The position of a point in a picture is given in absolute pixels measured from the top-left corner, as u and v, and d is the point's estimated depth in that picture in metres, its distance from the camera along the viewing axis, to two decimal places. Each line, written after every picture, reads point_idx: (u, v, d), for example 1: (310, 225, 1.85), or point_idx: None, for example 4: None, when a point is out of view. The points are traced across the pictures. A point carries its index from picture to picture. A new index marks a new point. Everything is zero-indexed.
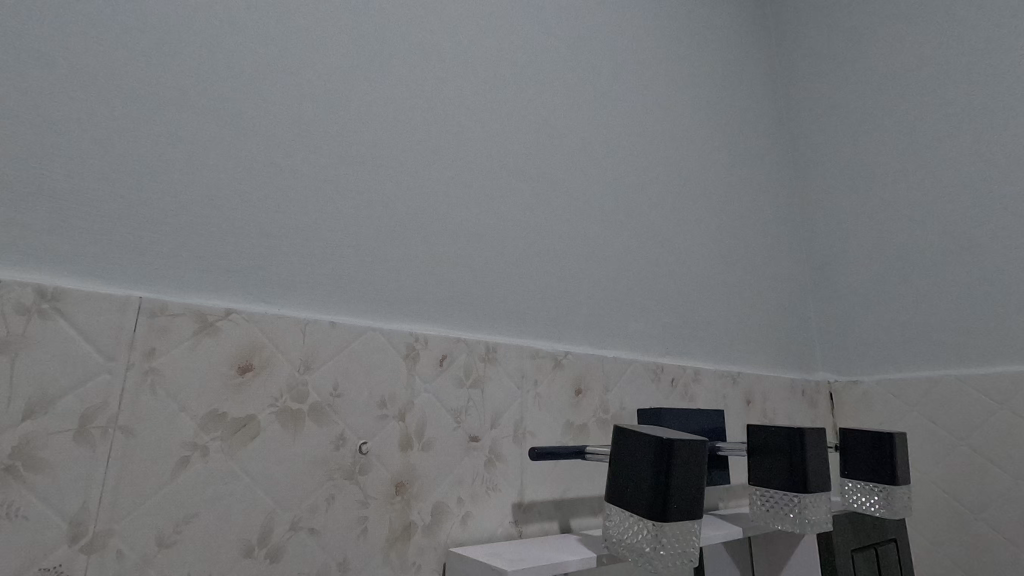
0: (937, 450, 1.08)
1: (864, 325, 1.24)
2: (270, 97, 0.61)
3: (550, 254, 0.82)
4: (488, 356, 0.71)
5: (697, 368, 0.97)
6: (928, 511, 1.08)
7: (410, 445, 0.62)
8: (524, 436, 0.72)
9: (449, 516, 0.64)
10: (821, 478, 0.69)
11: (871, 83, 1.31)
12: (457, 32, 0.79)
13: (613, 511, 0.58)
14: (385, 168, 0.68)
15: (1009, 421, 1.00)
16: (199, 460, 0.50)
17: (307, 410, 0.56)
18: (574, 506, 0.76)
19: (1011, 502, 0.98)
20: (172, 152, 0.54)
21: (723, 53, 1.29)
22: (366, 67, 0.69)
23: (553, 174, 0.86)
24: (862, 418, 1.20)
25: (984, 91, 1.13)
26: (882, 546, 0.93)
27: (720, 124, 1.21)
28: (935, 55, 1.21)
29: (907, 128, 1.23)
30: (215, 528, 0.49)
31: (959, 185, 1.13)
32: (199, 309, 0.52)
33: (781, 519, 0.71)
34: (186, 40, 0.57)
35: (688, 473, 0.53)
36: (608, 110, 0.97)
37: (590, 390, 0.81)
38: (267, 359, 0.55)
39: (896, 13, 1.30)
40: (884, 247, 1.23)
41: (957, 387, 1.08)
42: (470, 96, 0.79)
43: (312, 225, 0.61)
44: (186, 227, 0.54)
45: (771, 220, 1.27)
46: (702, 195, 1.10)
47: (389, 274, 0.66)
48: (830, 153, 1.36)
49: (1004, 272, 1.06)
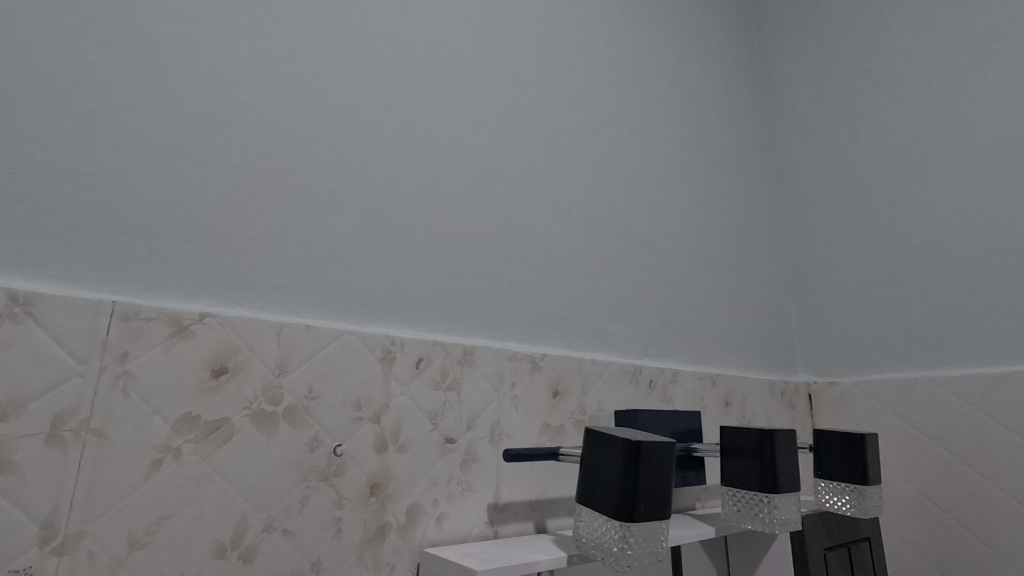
0: (912, 451, 1.10)
1: (842, 328, 1.26)
2: (245, 101, 0.62)
3: (529, 257, 0.83)
4: (464, 358, 0.72)
5: (675, 370, 0.98)
6: (903, 511, 1.10)
7: (385, 446, 0.63)
8: (501, 438, 0.73)
9: (424, 517, 0.65)
10: (791, 478, 0.71)
11: (850, 89, 1.33)
12: (435, 36, 0.80)
13: (583, 511, 0.59)
14: (362, 172, 0.69)
15: (981, 422, 1.03)
16: (172, 462, 0.50)
17: (282, 412, 0.57)
18: (549, 506, 0.77)
19: (982, 501, 1.01)
20: (148, 157, 0.55)
21: (703, 58, 1.31)
22: (343, 72, 0.70)
23: (533, 179, 0.87)
24: (840, 419, 1.22)
25: (959, 97, 1.15)
26: (855, 545, 0.94)
27: (700, 128, 1.23)
28: (912, 61, 1.24)
29: (885, 132, 1.25)
30: (188, 530, 0.50)
31: (934, 190, 1.15)
32: (173, 313, 0.53)
33: (751, 519, 0.72)
34: (161, 46, 0.57)
35: (656, 475, 0.54)
36: (587, 115, 0.98)
37: (568, 392, 0.82)
38: (242, 362, 0.56)
39: (874, 20, 1.32)
40: (863, 251, 1.25)
41: (931, 388, 1.10)
42: (447, 100, 0.79)
43: (289, 230, 0.62)
44: (161, 232, 0.54)
45: (751, 223, 1.29)
46: (681, 199, 1.12)
47: (365, 278, 0.67)
48: (810, 157, 1.38)
49: (977, 275, 1.08)
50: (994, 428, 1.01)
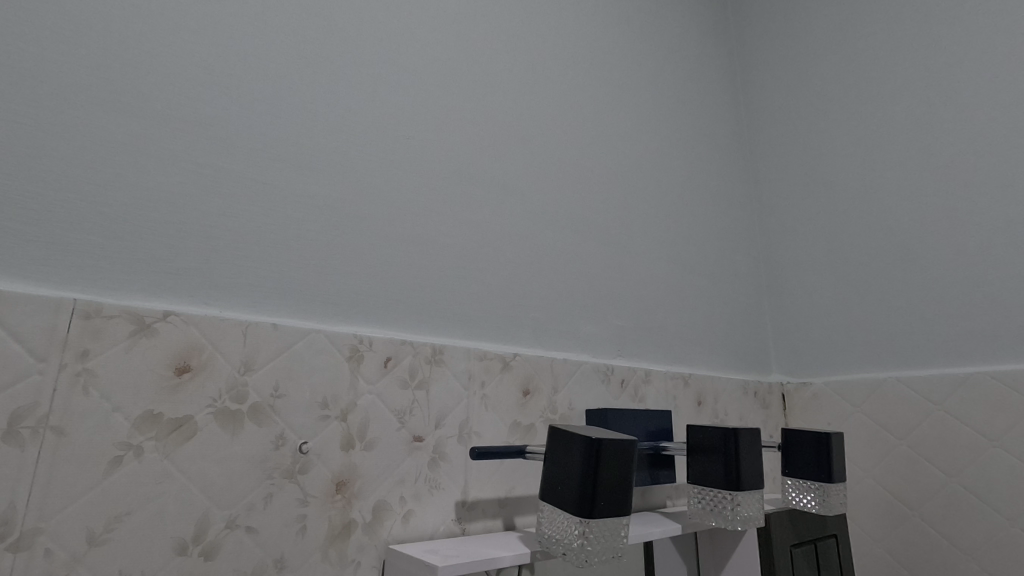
0: (879, 450, 1.13)
1: (815, 328, 1.28)
2: (213, 100, 0.62)
3: (502, 257, 0.84)
4: (434, 358, 0.73)
5: (647, 369, 0.99)
6: (871, 510, 1.12)
7: (352, 444, 0.64)
8: (470, 436, 0.74)
9: (390, 515, 0.65)
10: (754, 476, 0.72)
11: (824, 95, 1.36)
12: (408, 39, 0.81)
13: (546, 509, 0.60)
14: (333, 171, 0.70)
15: (945, 421, 1.05)
16: (132, 460, 0.51)
17: (246, 410, 0.57)
18: (518, 504, 0.78)
19: (946, 499, 1.03)
20: (112, 156, 0.55)
21: (679, 62, 1.33)
22: (316, 73, 0.71)
23: (506, 180, 0.88)
24: (812, 419, 1.24)
25: (927, 104, 1.18)
26: (822, 542, 0.96)
27: (675, 130, 1.25)
28: (884, 68, 1.26)
29: (859, 137, 1.27)
30: (147, 527, 0.50)
31: (904, 194, 1.18)
32: (136, 311, 0.53)
33: (715, 517, 0.73)
34: (127, 43, 0.58)
35: (616, 472, 0.55)
36: (562, 117, 1.00)
37: (539, 391, 0.83)
38: (206, 360, 0.56)
39: (847, 27, 1.35)
40: (835, 254, 1.27)
41: (898, 389, 1.12)
42: (420, 101, 0.80)
43: (257, 230, 0.62)
44: (123, 231, 0.54)
45: (724, 225, 1.31)
46: (655, 201, 1.13)
47: (334, 277, 0.67)
48: (785, 161, 1.40)
49: (943, 278, 1.10)
50: (958, 428, 1.03)
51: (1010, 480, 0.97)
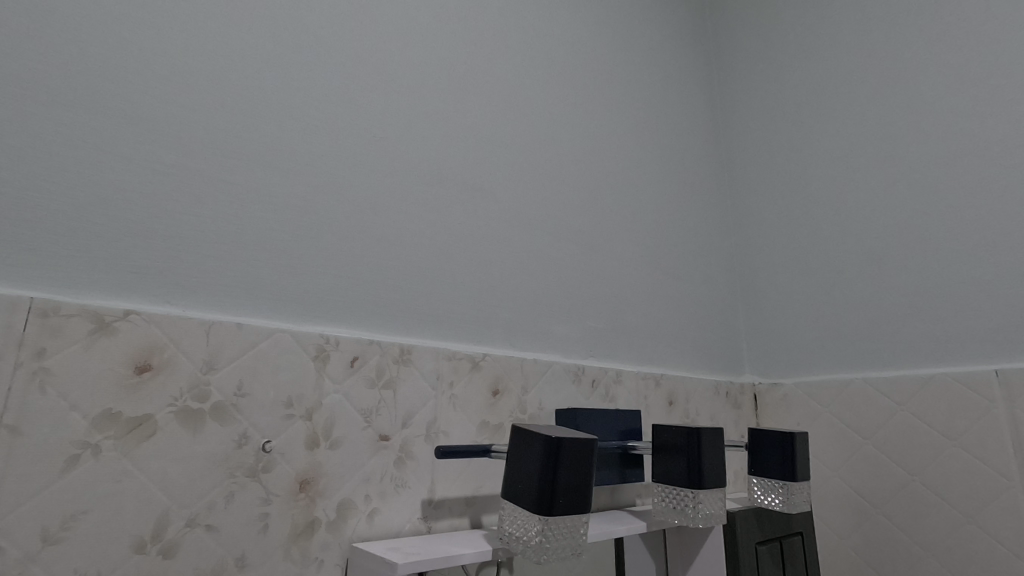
0: (846, 449, 1.15)
1: (787, 330, 1.31)
2: (179, 99, 0.62)
3: (473, 258, 0.85)
4: (402, 357, 0.73)
5: (619, 370, 1.01)
6: (838, 508, 1.14)
7: (317, 443, 0.64)
8: (437, 435, 0.75)
9: (355, 513, 0.66)
10: (716, 474, 0.74)
11: (797, 101, 1.38)
12: (380, 39, 0.81)
13: (507, 507, 0.60)
14: (303, 170, 0.70)
15: (908, 421, 1.08)
16: (89, 459, 0.51)
17: (209, 410, 0.58)
18: (486, 503, 0.78)
19: (909, 497, 1.06)
20: (74, 154, 0.55)
21: (656, 66, 1.35)
22: (286, 73, 0.71)
23: (479, 181, 0.89)
24: (782, 419, 1.27)
25: (896, 110, 1.20)
26: (787, 539, 0.98)
27: (650, 133, 1.26)
28: (855, 76, 1.29)
29: (830, 142, 1.30)
30: (105, 526, 0.50)
31: (873, 199, 1.21)
32: (96, 310, 0.53)
33: (678, 515, 0.75)
34: (92, 41, 0.58)
35: (574, 471, 0.56)
36: (536, 119, 1.01)
37: (508, 391, 0.84)
38: (168, 359, 0.56)
39: (820, 34, 1.38)
40: (806, 256, 1.30)
41: (865, 390, 1.15)
42: (392, 101, 0.81)
43: (222, 229, 0.63)
44: (86, 230, 0.54)
45: (698, 227, 1.33)
46: (629, 203, 1.15)
47: (301, 278, 0.68)
48: (759, 166, 1.43)
49: (909, 281, 1.13)
50: (921, 428, 1.06)
51: (970, 479, 0.99)
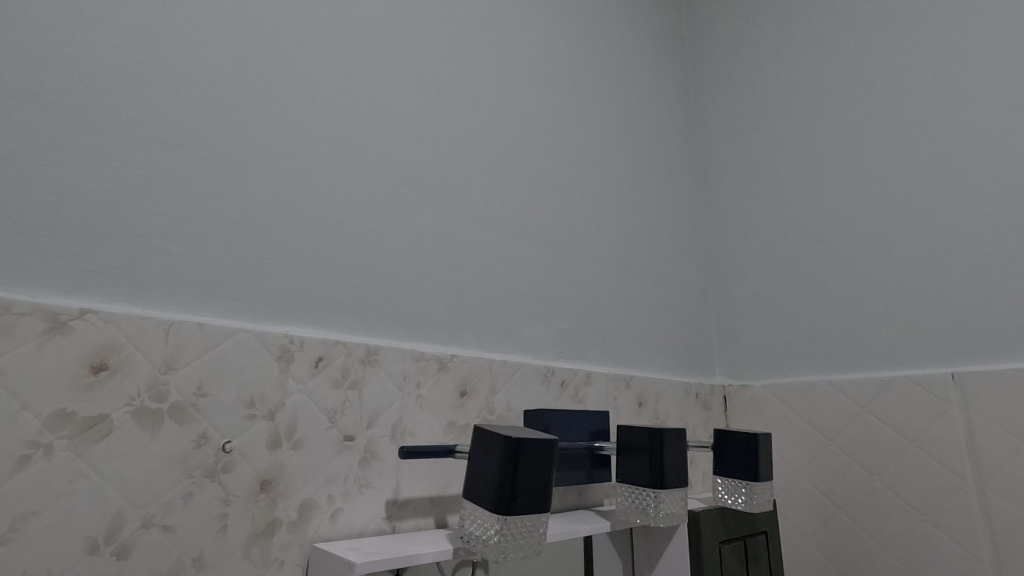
0: (811, 450, 1.18)
1: (757, 333, 1.33)
2: (143, 97, 0.62)
3: (442, 259, 0.86)
4: (368, 358, 0.73)
5: (589, 371, 1.02)
6: (803, 508, 1.17)
7: (279, 444, 0.64)
8: (402, 436, 0.75)
9: (317, 513, 0.66)
10: (678, 475, 0.75)
11: (768, 109, 1.41)
12: (350, 39, 0.82)
13: (468, 508, 0.61)
14: (269, 170, 0.70)
15: (870, 422, 1.11)
16: (41, 459, 0.50)
17: (167, 409, 0.57)
18: (451, 503, 0.79)
19: (869, 497, 1.08)
20: (32, 151, 0.55)
21: (630, 72, 1.37)
22: (255, 73, 0.71)
23: (449, 183, 0.90)
24: (750, 420, 1.29)
25: (862, 118, 1.24)
26: (751, 538, 1.00)
27: (623, 138, 1.28)
28: (823, 85, 1.32)
29: (800, 149, 1.33)
30: (57, 527, 0.50)
31: (840, 206, 1.23)
32: (51, 309, 0.52)
33: (641, 514, 0.76)
34: (50, 37, 0.57)
35: (534, 471, 0.57)
36: (508, 122, 1.02)
37: (476, 391, 0.84)
38: (125, 358, 0.56)
39: (791, 42, 1.41)
40: (775, 260, 1.33)
41: (829, 393, 1.17)
42: (363, 103, 0.81)
43: (184, 229, 0.62)
44: (41, 227, 0.54)
45: (670, 231, 1.36)
46: (600, 207, 1.17)
47: (265, 279, 0.67)
48: (732, 171, 1.46)
49: (872, 285, 1.16)
50: (882, 429, 1.09)
51: (928, 480, 1.02)
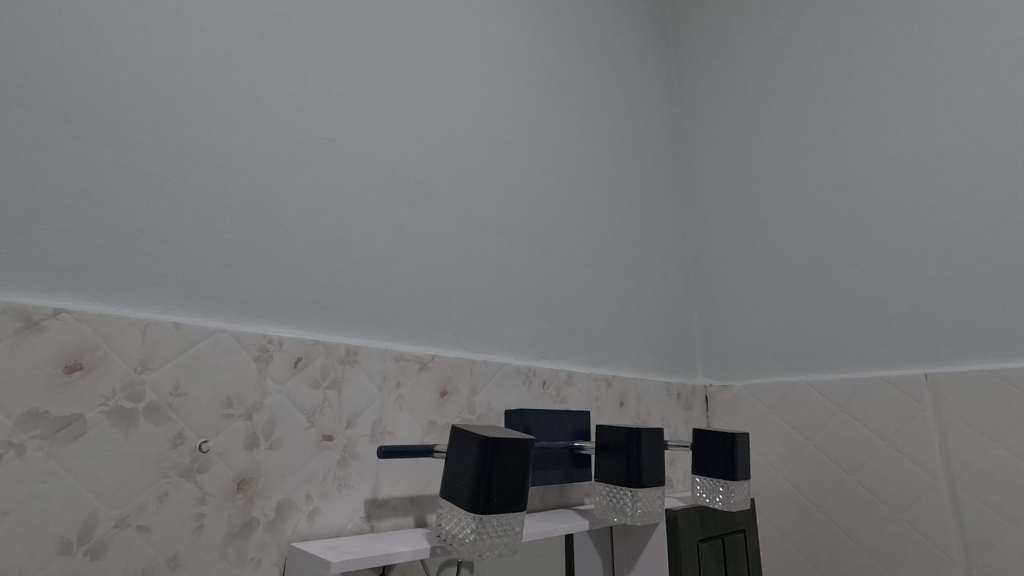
0: (789, 449, 1.20)
1: (738, 334, 1.35)
2: (120, 95, 0.62)
3: (424, 260, 0.86)
4: (348, 358, 0.74)
5: (570, 372, 1.03)
6: (781, 506, 1.19)
7: (256, 444, 0.64)
8: (382, 435, 0.75)
9: (295, 512, 0.66)
10: (655, 474, 0.76)
11: (750, 113, 1.43)
12: (332, 40, 0.82)
13: (445, 508, 0.61)
14: (249, 170, 0.70)
15: (846, 421, 1.13)
16: (13, 458, 0.50)
17: (143, 409, 0.57)
18: (431, 503, 0.79)
19: (844, 496, 1.11)
20: (4, 149, 0.54)
21: (613, 75, 1.39)
22: (234, 72, 0.71)
23: (431, 184, 0.90)
24: (730, 420, 1.31)
25: (840, 123, 1.26)
26: (729, 536, 1.02)
27: (605, 140, 1.30)
28: (803, 89, 1.34)
29: (780, 152, 1.35)
30: (28, 526, 0.50)
31: (818, 209, 1.26)
32: (24, 309, 0.52)
33: (618, 512, 0.77)
34: (25, 34, 0.57)
35: (509, 471, 0.57)
36: (491, 123, 1.03)
37: (457, 392, 0.85)
38: (100, 358, 0.56)
39: (772, 47, 1.43)
40: (756, 262, 1.35)
41: (807, 393, 1.19)
42: (344, 104, 0.82)
43: (161, 228, 0.62)
44: (15, 225, 0.54)
45: (652, 232, 1.37)
46: (582, 209, 1.18)
47: (244, 279, 0.67)
48: (715, 174, 1.47)
49: (850, 287, 1.18)
50: (858, 429, 1.11)
51: (902, 479, 1.04)
